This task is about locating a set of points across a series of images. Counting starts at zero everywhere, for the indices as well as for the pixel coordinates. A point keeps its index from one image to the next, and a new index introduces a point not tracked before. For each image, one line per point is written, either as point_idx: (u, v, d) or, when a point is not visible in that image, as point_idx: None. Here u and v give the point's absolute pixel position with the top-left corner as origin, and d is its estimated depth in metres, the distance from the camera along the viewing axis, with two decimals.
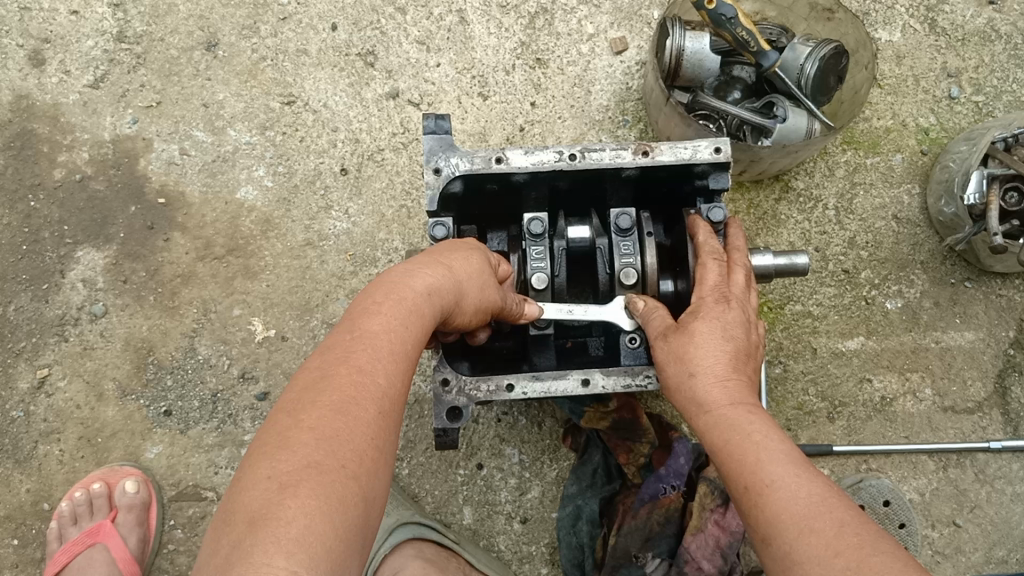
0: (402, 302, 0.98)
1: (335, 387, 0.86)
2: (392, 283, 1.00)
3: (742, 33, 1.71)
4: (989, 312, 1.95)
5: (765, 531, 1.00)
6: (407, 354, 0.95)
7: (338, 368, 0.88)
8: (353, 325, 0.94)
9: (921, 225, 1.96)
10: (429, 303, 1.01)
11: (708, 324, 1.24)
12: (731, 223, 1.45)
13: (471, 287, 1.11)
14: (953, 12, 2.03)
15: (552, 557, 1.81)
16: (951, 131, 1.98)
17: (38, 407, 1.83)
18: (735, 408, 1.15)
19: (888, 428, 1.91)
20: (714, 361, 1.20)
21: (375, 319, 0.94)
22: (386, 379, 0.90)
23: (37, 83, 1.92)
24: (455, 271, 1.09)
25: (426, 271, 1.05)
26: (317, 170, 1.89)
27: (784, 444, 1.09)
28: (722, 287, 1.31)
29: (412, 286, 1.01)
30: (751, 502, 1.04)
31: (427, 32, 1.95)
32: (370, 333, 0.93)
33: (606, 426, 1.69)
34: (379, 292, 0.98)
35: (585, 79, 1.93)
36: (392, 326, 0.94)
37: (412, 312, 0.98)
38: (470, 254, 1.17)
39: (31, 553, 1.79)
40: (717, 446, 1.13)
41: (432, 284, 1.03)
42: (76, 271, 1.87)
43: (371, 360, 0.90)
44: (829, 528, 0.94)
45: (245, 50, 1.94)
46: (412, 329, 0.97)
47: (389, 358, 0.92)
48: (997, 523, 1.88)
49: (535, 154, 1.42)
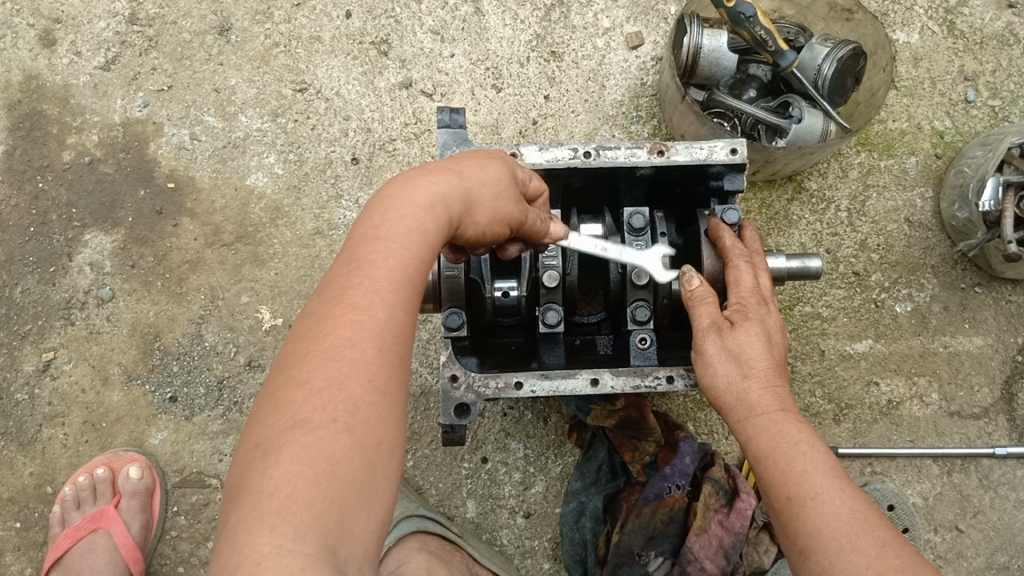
0: (405, 213, 0.88)
1: (328, 332, 0.80)
2: (391, 194, 0.91)
3: (760, 32, 1.70)
4: (999, 318, 1.94)
5: (806, 545, 1.02)
6: (412, 272, 0.85)
7: (332, 310, 0.81)
8: (355, 249, 0.86)
9: (933, 230, 1.94)
10: (436, 207, 0.90)
11: (758, 325, 1.22)
12: (745, 224, 1.43)
13: (484, 181, 1.00)
14: (971, 15, 2.01)
15: (555, 552, 1.82)
16: (966, 135, 1.97)
17: (43, 390, 1.82)
18: (782, 418, 1.16)
19: (893, 432, 1.90)
20: (765, 365, 1.19)
21: (375, 241, 0.85)
22: (387, 309, 0.82)
23: (48, 64, 1.91)
24: (469, 177, 0.98)
25: (431, 176, 0.94)
26: (328, 159, 1.88)
27: (827, 456, 1.11)
28: (761, 288, 1.29)
29: (416, 194, 0.90)
30: (792, 513, 1.06)
31: (442, 21, 1.94)
32: (368, 258, 0.84)
33: (612, 424, 1.67)
34: (384, 206, 0.89)
35: (599, 73, 1.92)
36: (392, 245, 0.85)
37: (416, 225, 0.87)
38: (487, 161, 1.05)
39: (33, 536, 1.79)
40: (762, 452, 1.14)
41: (437, 191, 0.92)
42: (84, 254, 1.85)
43: (371, 294, 0.82)
44: (872, 547, 0.97)
45: (258, 36, 1.93)
46: (420, 245, 0.87)
47: (390, 287, 0.83)
48: (1000, 529, 1.88)
49: (549, 150, 1.40)
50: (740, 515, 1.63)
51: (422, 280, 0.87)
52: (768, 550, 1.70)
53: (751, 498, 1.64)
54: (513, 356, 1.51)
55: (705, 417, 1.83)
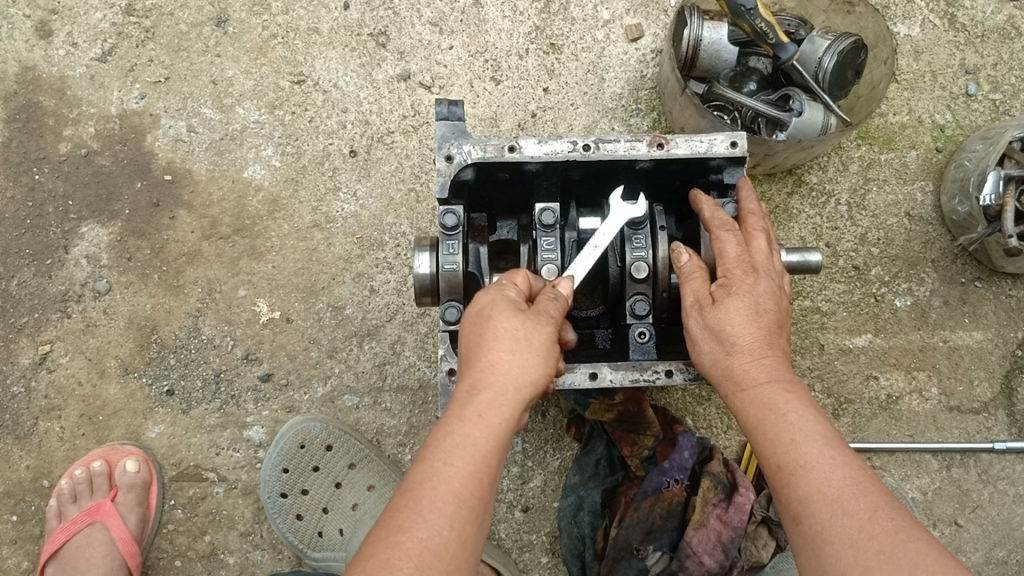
0: (455, 446, 1.00)
1: (377, 553, 0.91)
2: (444, 424, 1.04)
3: (761, 24, 1.69)
4: (999, 312, 1.93)
5: (797, 512, 1.03)
6: (459, 500, 0.96)
7: (385, 532, 0.93)
8: (413, 479, 0.98)
9: (933, 224, 1.94)
10: (482, 427, 1.02)
11: (741, 297, 1.21)
12: (743, 184, 1.39)
13: (524, 375, 1.07)
14: (973, 7, 2.00)
15: (553, 546, 1.82)
16: (967, 129, 1.96)
17: (40, 383, 1.82)
18: (771, 388, 1.14)
19: (893, 426, 1.90)
20: (749, 338, 1.18)
21: (424, 473, 0.98)
22: (431, 530, 0.93)
23: (44, 56, 1.90)
24: (502, 371, 1.06)
25: (480, 395, 1.05)
26: (326, 151, 1.87)
27: (818, 423, 1.10)
28: (747, 256, 1.27)
29: (468, 425, 1.02)
30: (783, 482, 1.07)
31: (440, 14, 1.93)
32: (421, 487, 0.97)
33: (611, 418, 1.67)
34: (439, 438, 1.02)
35: (599, 66, 1.91)
36: (440, 472, 0.98)
37: (466, 455, 1.00)
38: (502, 320, 1.11)
39: (30, 530, 1.79)
40: (753, 424, 1.14)
41: (474, 407, 1.04)
42: (80, 247, 1.85)
43: (421, 519, 0.94)
44: (863, 513, 0.97)
45: (256, 27, 1.92)
46: (466, 470, 0.99)
47: (437, 510, 0.95)
48: (999, 524, 1.88)
49: (549, 143, 1.39)
50: (739, 509, 1.62)
51: (473, 500, 0.97)
52: (767, 545, 1.69)
53: (750, 493, 1.63)
54: None
55: (704, 412, 1.83)
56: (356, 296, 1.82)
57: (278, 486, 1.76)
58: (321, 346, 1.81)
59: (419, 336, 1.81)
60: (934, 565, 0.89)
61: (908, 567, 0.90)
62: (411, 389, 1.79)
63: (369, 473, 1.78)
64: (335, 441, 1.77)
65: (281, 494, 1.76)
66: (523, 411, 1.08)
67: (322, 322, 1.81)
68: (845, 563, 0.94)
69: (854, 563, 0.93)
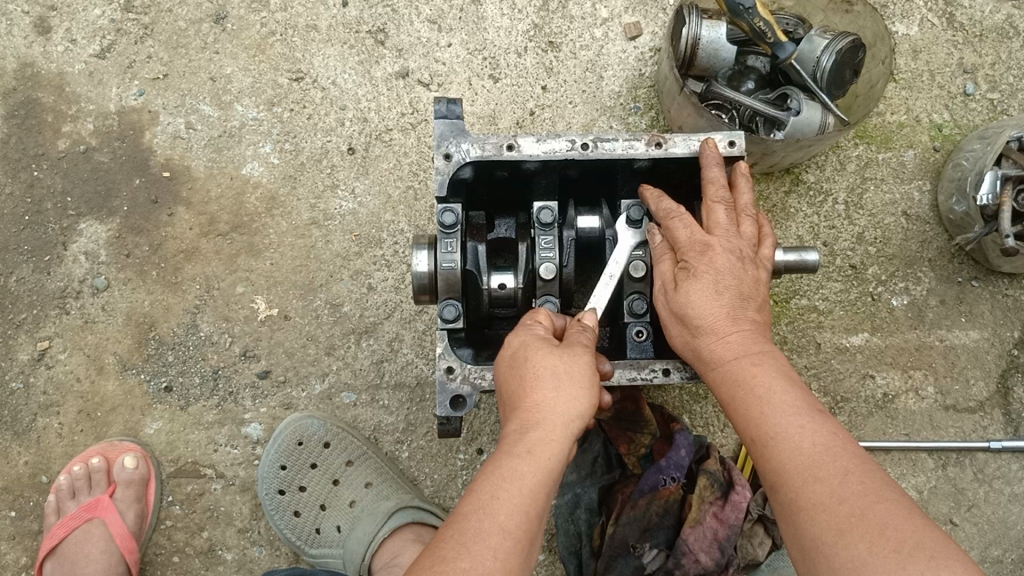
0: (501, 475, 1.00)
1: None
2: (492, 459, 1.04)
3: (759, 23, 1.69)
4: (995, 312, 1.94)
5: (773, 481, 1.08)
6: (506, 532, 0.95)
7: (428, 565, 0.92)
8: (460, 512, 0.98)
9: (930, 223, 1.94)
10: (527, 459, 1.02)
11: (700, 281, 1.26)
12: (705, 151, 1.38)
13: (569, 410, 1.09)
14: (971, 7, 2.01)
15: (550, 544, 1.83)
16: (964, 128, 1.96)
17: (38, 379, 1.82)
18: (738, 364, 1.20)
19: (889, 425, 1.90)
20: (713, 319, 1.24)
21: (474, 506, 0.97)
22: (476, 560, 0.91)
23: (42, 52, 1.90)
24: (545, 408, 1.08)
25: (528, 432, 1.06)
26: (324, 148, 1.87)
27: (787, 392, 1.15)
28: (700, 235, 1.31)
29: (517, 458, 1.02)
30: (759, 453, 1.12)
31: (439, 11, 1.93)
32: (467, 518, 0.96)
33: (608, 417, 1.68)
34: (484, 473, 1.02)
35: (597, 64, 1.91)
36: (485, 504, 0.97)
37: (514, 488, 0.99)
38: (545, 359, 1.14)
39: (28, 526, 1.79)
40: (726, 399, 1.21)
41: (524, 440, 1.04)
42: (79, 243, 1.85)
43: (463, 548, 0.92)
44: (832, 477, 1.02)
45: (254, 24, 1.92)
46: (512, 501, 0.98)
47: (477, 539, 0.93)
48: (994, 523, 1.89)
49: (547, 142, 1.39)
50: (736, 507, 1.62)
51: (520, 534, 0.96)
52: (762, 543, 1.70)
53: (746, 491, 1.63)
54: None
55: (700, 410, 1.83)
56: (354, 293, 1.82)
57: (276, 482, 1.76)
58: (319, 343, 1.82)
59: (417, 333, 1.81)
60: (901, 525, 0.94)
61: (876, 527, 0.94)
62: (408, 386, 1.80)
63: (366, 470, 1.77)
64: (333, 438, 1.78)
65: (279, 491, 1.76)
66: (570, 449, 1.08)
67: (320, 319, 1.82)
68: (819, 526, 0.99)
69: (827, 526, 0.98)
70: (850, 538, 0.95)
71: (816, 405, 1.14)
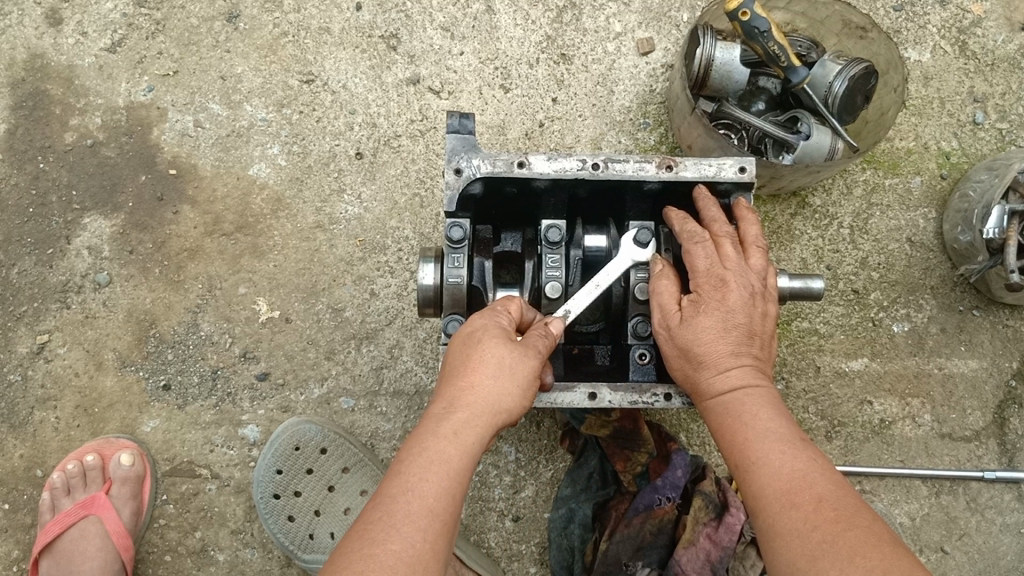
0: (499, 380, 1.11)
1: (349, 564, 0.93)
2: (422, 440, 1.06)
3: (774, 47, 1.68)
4: (995, 341, 1.94)
5: (756, 507, 1.12)
6: (434, 515, 0.99)
7: (359, 540, 0.96)
8: (392, 480, 1.02)
9: (934, 251, 1.94)
10: (458, 452, 1.05)
11: (710, 315, 1.28)
12: (699, 190, 1.42)
13: (502, 401, 1.11)
14: (984, 36, 2.01)
15: (542, 557, 1.83)
16: (972, 156, 1.96)
17: (36, 372, 1.82)
18: (738, 394, 1.24)
19: (884, 451, 1.91)
20: (713, 352, 1.27)
21: (471, 399, 1.09)
22: (405, 543, 0.95)
23: (53, 43, 1.89)
24: (484, 386, 1.11)
25: (458, 413, 1.08)
26: (332, 152, 1.87)
27: (773, 422, 1.20)
28: (716, 268, 1.33)
29: (445, 442, 1.05)
30: (742, 478, 1.17)
31: (452, 18, 1.92)
32: (394, 500, 0.99)
33: (606, 434, 1.68)
34: (417, 452, 1.04)
35: (608, 78, 1.91)
36: (419, 487, 1.00)
37: (442, 472, 1.03)
38: (490, 341, 1.15)
39: (21, 519, 1.79)
40: (719, 429, 1.25)
41: (513, 353, 1.14)
42: (83, 237, 1.84)
43: (388, 531, 0.96)
44: (809, 503, 1.06)
45: (267, 24, 1.91)
46: (441, 485, 1.02)
47: (406, 524, 0.97)
48: (984, 552, 1.89)
49: (558, 160, 1.39)
50: (730, 529, 1.61)
51: (442, 516, 0.99)
52: (753, 566, 1.70)
53: (741, 513, 1.62)
54: None
55: (698, 429, 1.85)
56: (355, 299, 1.82)
57: (271, 486, 1.76)
58: (319, 348, 1.81)
59: (417, 341, 1.81)
60: (870, 550, 0.96)
61: (846, 552, 0.97)
62: (406, 394, 1.80)
63: (362, 477, 1.78)
64: (330, 444, 1.77)
65: (275, 495, 1.76)
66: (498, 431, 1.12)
67: (321, 323, 1.81)
68: (793, 552, 1.02)
69: (800, 552, 1.01)
70: (822, 564, 0.98)
71: (801, 437, 1.18)
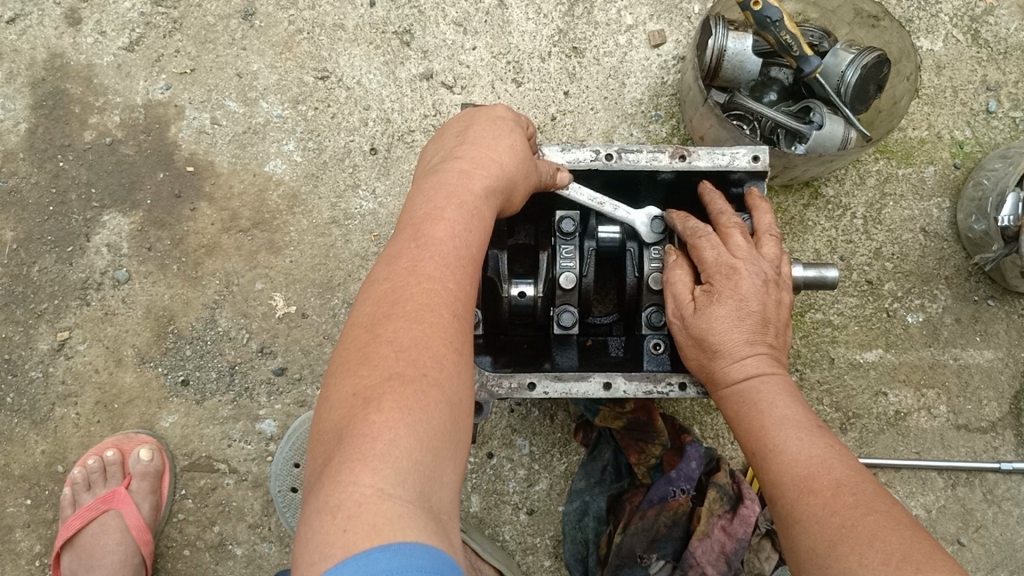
0: (513, 148, 1.14)
1: (409, 291, 0.91)
2: (456, 193, 1.02)
3: (786, 36, 1.67)
4: (1011, 331, 1.93)
5: (773, 495, 1.13)
6: (475, 260, 0.99)
7: (406, 271, 0.93)
8: (427, 222, 0.98)
9: (948, 241, 1.94)
10: (490, 205, 1.05)
11: (724, 304, 1.28)
12: (705, 184, 1.43)
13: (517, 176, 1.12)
14: (997, 24, 2.00)
15: (557, 550, 1.84)
16: (985, 146, 1.96)
17: (57, 369, 1.84)
18: (759, 379, 1.24)
19: (899, 443, 1.91)
20: (730, 337, 1.26)
21: (502, 161, 1.10)
22: (456, 282, 0.94)
23: (72, 43, 1.91)
24: (501, 157, 1.11)
25: (488, 177, 1.07)
26: (347, 147, 1.88)
27: (791, 408, 1.20)
28: (727, 257, 1.33)
29: (479, 199, 1.04)
30: (761, 464, 1.18)
31: (465, 13, 1.93)
32: (440, 235, 0.96)
33: (619, 426, 1.66)
34: (448, 199, 1.01)
35: (620, 71, 1.91)
36: (462, 231, 0.99)
37: (480, 223, 1.02)
38: (504, 137, 1.15)
39: (44, 514, 1.81)
40: (737, 418, 1.25)
41: (521, 145, 1.17)
42: (101, 235, 1.86)
43: (444, 259, 0.95)
44: (828, 489, 1.06)
45: (282, 21, 1.93)
46: (481, 226, 1.02)
47: (464, 255, 0.97)
48: (1001, 544, 1.89)
49: (572, 151, 1.40)
50: (745, 521, 1.60)
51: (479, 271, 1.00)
52: (769, 557, 1.71)
53: (756, 505, 1.61)
54: (526, 356, 1.51)
55: (711, 421, 1.86)
56: None
57: (289, 480, 1.78)
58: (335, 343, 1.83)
59: None
60: (889, 536, 0.96)
61: (865, 538, 0.97)
62: None
63: None
64: None
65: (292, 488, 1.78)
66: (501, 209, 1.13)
67: (337, 318, 1.83)
68: (812, 539, 1.03)
69: (820, 539, 1.02)
70: (840, 550, 0.99)
71: (819, 424, 1.18)
